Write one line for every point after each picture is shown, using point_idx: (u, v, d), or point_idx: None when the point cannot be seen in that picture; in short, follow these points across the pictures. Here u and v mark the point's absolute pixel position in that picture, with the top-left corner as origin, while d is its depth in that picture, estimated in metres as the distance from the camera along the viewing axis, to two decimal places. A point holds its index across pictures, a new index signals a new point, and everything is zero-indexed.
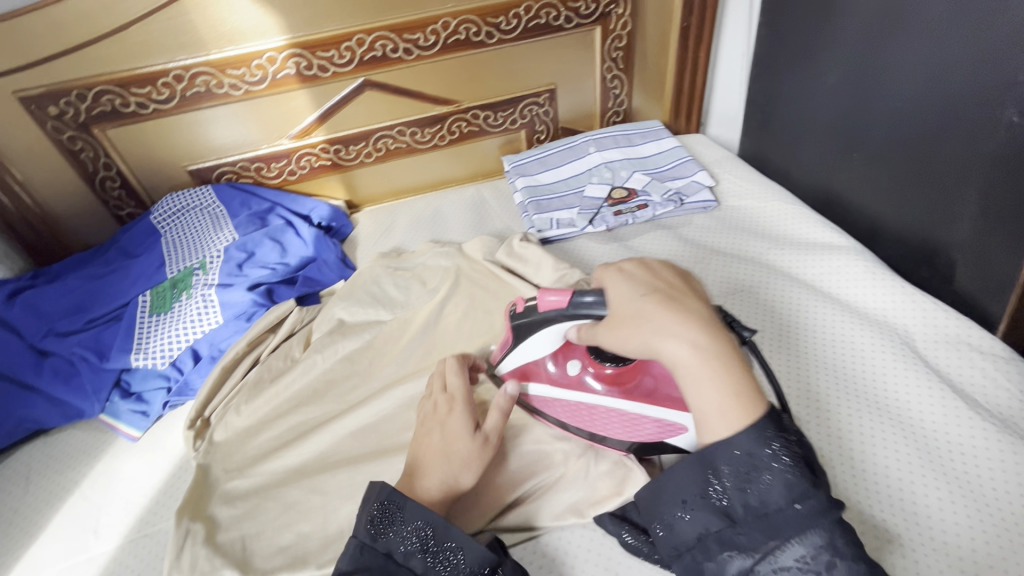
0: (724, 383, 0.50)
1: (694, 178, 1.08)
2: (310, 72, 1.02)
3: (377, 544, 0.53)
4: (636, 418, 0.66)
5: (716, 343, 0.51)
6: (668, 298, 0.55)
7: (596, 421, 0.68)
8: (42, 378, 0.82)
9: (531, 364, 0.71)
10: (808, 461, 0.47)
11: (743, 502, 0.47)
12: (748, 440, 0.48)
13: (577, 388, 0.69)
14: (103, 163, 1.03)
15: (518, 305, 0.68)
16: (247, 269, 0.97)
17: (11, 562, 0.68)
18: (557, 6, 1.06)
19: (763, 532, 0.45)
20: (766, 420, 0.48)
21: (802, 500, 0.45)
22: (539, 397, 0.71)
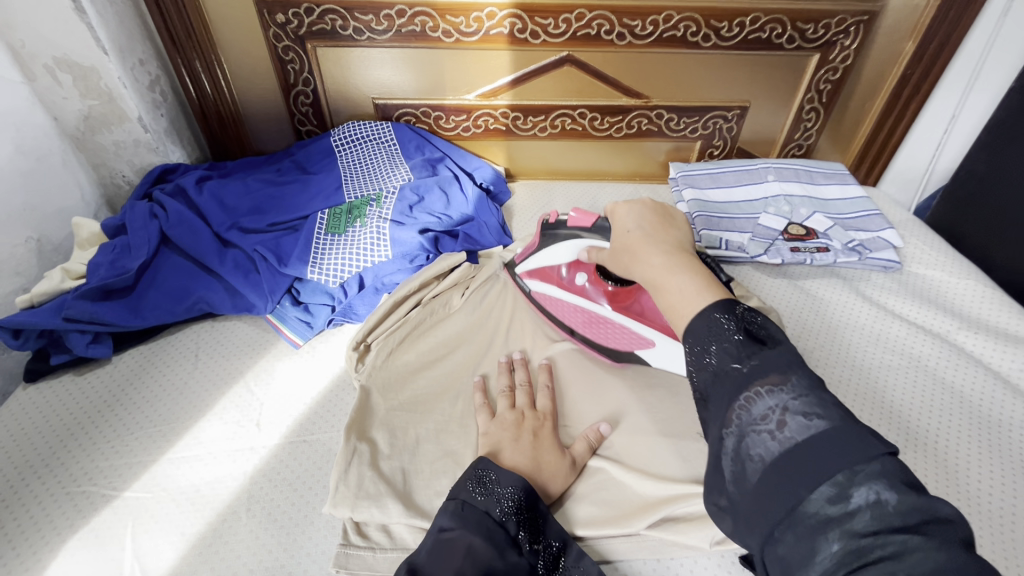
0: (695, 279, 0.50)
1: (881, 235, 1.02)
2: (522, 35, 1.01)
3: (477, 503, 0.52)
4: (619, 328, 0.78)
5: (692, 263, 0.53)
6: (645, 230, 0.58)
7: (582, 319, 0.81)
8: (224, 267, 0.85)
9: (547, 268, 0.83)
10: (754, 331, 0.44)
11: (704, 375, 0.44)
12: (700, 319, 0.46)
13: (579, 296, 0.81)
14: (303, 78, 1.08)
15: (551, 218, 0.81)
16: (416, 213, 0.98)
17: (178, 429, 0.70)
18: (785, 24, 1.01)
19: (725, 394, 0.42)
20: (711, 305, 0.47)
21: (749, 358, 0.42)
22: (544, 294, 0.84)
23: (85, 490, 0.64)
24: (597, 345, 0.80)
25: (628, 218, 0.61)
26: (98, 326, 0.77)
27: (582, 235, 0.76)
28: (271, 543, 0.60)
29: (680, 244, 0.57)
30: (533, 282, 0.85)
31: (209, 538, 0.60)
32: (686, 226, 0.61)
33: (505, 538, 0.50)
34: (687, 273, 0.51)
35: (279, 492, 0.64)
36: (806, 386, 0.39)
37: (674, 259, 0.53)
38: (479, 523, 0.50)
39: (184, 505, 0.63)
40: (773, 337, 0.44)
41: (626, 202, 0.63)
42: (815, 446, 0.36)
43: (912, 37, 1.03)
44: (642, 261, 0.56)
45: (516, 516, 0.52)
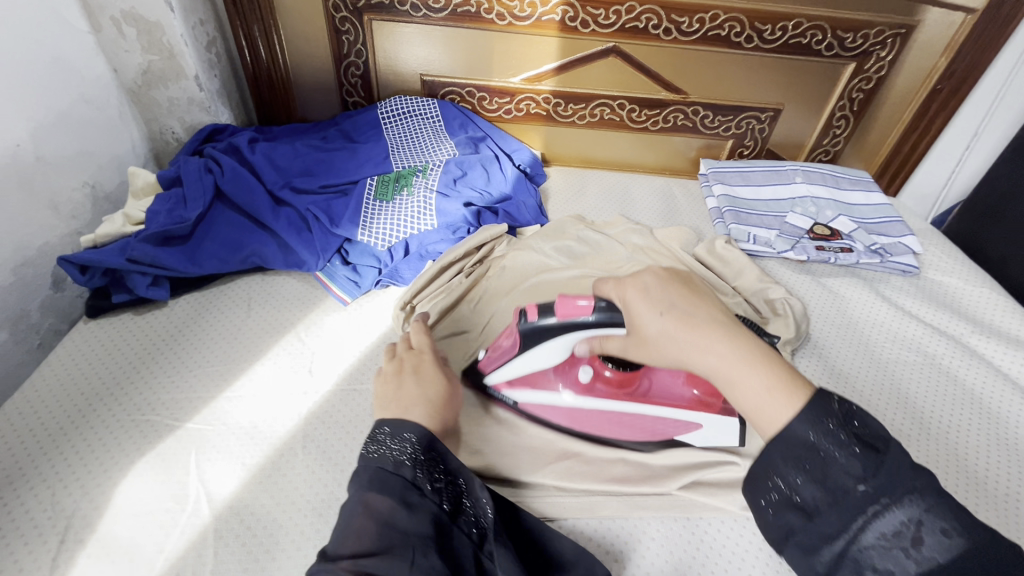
0: (766, 376, 0.49)
1: (902, 240, 1.06)
2: (572, 23, 1.05)
3: (369, 463, 0.51)
4: (642, 419, 0.68)
5: (750, 348, 0.50)
6: (678, 310, 0.53)
7: (599, 421, 0.69)
8: (278, 223, 0.89)
9: (535, 374, 0.69)
10: (861, 436, 0.46)
11: (810, 491, 0.46)
12: (798, 427, 0.47)
13: (588, 397, 0.69)
14: (356, 49, 1.11)
15: (528, 311, 0.62)
16: (460, 187, 1.01)
17: (235, 372, 0.74)
18: (826, 31, 1.05)
19: (843, 514, 0.45)
20: (805, 411, 0.47)
21: (873, 477, 0.44)
22: (546, 405, 0.70)
23: (149, 419, 0.67)
24: (623, 442, 0.69)
25: (649, 297, 0.54)
26: (158, 269, 0.81)
27: (581, 327, 0.59)
28: (327, 479, 0.63)
29: (723, 317, 0.53)
30: (522, 393, 0.70)
31: (269, 470, 0.63)
32: (706, 291, 0.57)
33: (406, 484, 0.49)
34: (760, 370, 0.49)
35: (333, 433, 0.68)
36: (932, 497, 0.43)
37: (735, 351, 0.50)
38: (373, 481, 0.49)
39: (243, 439, 0.66)
40: (880, 436, 0.46)
41: (639, 280, 0.56)
42: (955, 565, 0.41)
43: (945, 53, 1.07)
44: (697, 351, 0.51)
45: (412, 461, 0.51)
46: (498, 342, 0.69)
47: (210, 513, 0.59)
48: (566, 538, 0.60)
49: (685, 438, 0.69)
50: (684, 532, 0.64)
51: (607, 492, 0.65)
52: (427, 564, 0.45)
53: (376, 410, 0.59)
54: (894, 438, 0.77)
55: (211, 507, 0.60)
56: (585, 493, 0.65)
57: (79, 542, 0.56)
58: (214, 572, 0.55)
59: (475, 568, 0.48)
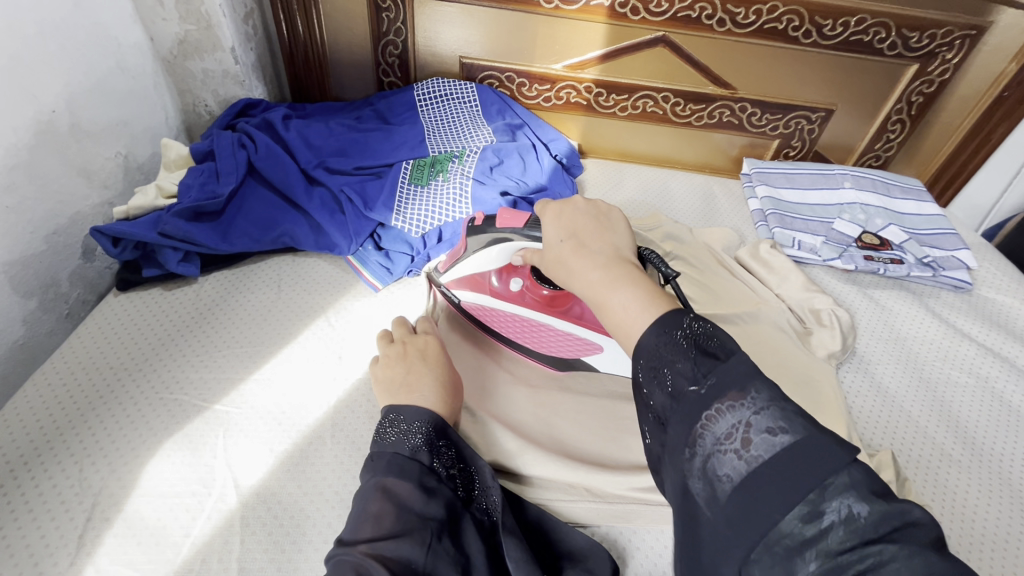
0: (636, 293, 0.47)
1: (956, 255, 1.01)
2: (622, 10, 1.00)
3: (383, 447, 0.51)
4: (561, 335, 0.72)
5: (627, 270, 0.49)
6: (577, 242, 0.53)
7: (522, 330, 0.73)
8: (312, 204, 0.87)
9: (478, 276, 0.74)
10: (704, 345, 0.41)
11: (662, 401, 0.41)
12: (653, 338, 0.43)
13: (514, 304, 0.73)
14: (396, 28, 1.08)
15: (478, 219, 0.70)
16: (496, 175, 0.98)
17: (265, 354, 0.72)
18: (890, 29, 0.99)
19: (687, 419, 0.39)
20: (664, 318, 0.43)
21: (708, 379, 0.39)
22: (478, 307, 0.75)
23: (178, 398, 0.66)
24: (539, 353, 0.74)
25: (560, 224, 0.55)
26: (190, 245, 0.79)
27: (512, 235, 0.66)
28: (355, 469, 0.62)
29: (615, 249, 0.52)
30: (462, 293, 0.75)
31: (297, 458, 0.62)
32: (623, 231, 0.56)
33: (421, 471, 0.50)
34: (628, 286, 0.47)
35: (362, 423, 0.66)
36: (767, 398, 0.38)
37: (612, 271, 0.49)
38: (389, 464, 0.49)
39: (272, 424, 0.65)
40: (725, 346, 0.41)
41: (556, 208, 0.57)
42: (781, 464, 0.35)
43: (1015, 59, 1.01)
44: (578, 271, 0.50)
45: (427, 448, 0.51)
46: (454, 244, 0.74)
47: (236, 499, 0.58)
48: (578, 532, 0.59)
49: (592, 360, 0.73)
50: None
51: (643, 502, 0.62)
52: (442, 549, 0.46)
53: (382, 395, 0.59)
54: (943, 464, 0.73)
55: (238, 493, 0.58)
56: (619, 502, 0.62)
57: (106, 520, 0.55)
58: (240, 559, 0.54)
59: (487, 557, 0.49)
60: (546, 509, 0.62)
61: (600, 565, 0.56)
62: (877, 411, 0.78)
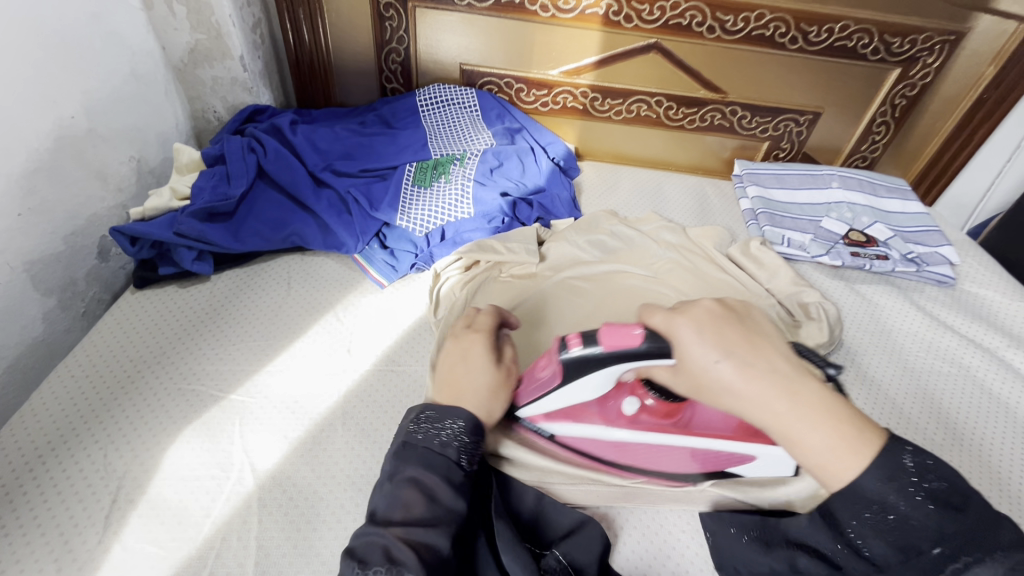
0: (832, 433, 0.48)
1: (939, 251, 1.05)
2: (616, 18, 1.04)
3: (415, 443, 0.54)
4: (696, 454, 0.62)
5: (814, 398, 0.49)
6: (744, 360, 0.49)
7: (647, 454, 0.62)
8: (319, 204, 0.90)
9: (576, 407, 0.61)
10: (938, 494, 0.47)
11: (883, 547, 0.48)
12: (872, 482, 0.47)
13: (634, 431, 0.61)
14: (398, 36, 1.12)
15: (569, 340, 0.54)
16: (496, 176, 1.02)
17: (277, 348, 0.75)
18: (873, 35, 1.03)
19: (919, 572, 0.47)
20: (872, 466, 0.47)
21: (949, 542, 0.46)
22: (581, 438, 0.63)
23: (195, 388, 0.69)
24: (666, 472, 0.64)
25: (712, 333, 0.50)
26: (203, 244, 0.82)
27: (620, 359, 0.53)
28: (365, 453, 0.65)
29: (787, 363, 0.50)
30: (559, 425, 0.63)
31: (310, 443, 0.65)
32: (757, 322, 0.53)
33: (453, 466, 0.53)
34: (824, 428, 0.48)
35: (371, 411, 0.69)
36: (1015, 558, 0.44)
37: (802, 402, 0.48)
38: (421, 459, 0.53)
39: (285, 412, 0.68)
40: (961, 492, 0.47)
41: (695, 311, 0.52)
42: None
43: (993, 63, 1.06)
44: (757, 399, 0.48)
45: (458, 446, 0.54)
46: (535, 370, 0.59)
47: (253, 482, 0.61)
48: (569, 509, 0.62)
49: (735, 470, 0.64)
50: None
51: (639, 483, 0.65)
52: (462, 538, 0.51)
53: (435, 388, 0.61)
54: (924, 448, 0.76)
55: (255, 476, 0.61)
56: (616, 483, 0.66)
57: (130, 502, 0.58)
58: (259, 538, 0.57)
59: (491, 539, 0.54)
60: (545, 491, 0.64)
61: (591, 541, 0.58)
62: (861, 398, 0.82)
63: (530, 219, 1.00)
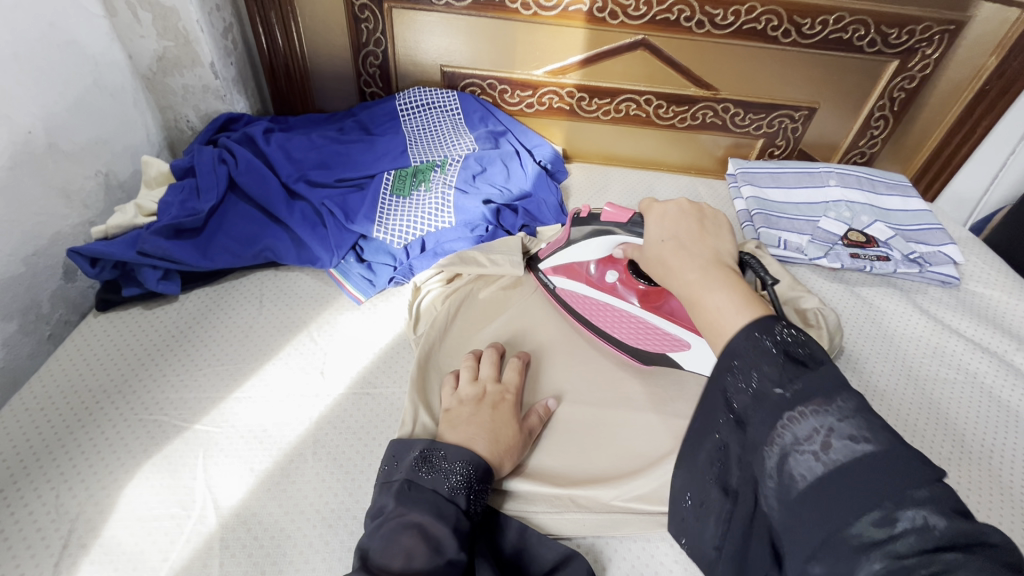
0: (731, 296, 0.48)
1: (943, 250, 1.00)
2: (600, 14, 1.00)
3: (422, 483, 0.53)
4: (650, 328, 0.73)
5: (726, 274, 0.51)
6: (680, 241, 0.55)
7: (610, 319, 0.76)
8: (292, 218, 0.86)
9: (575, 264, 0.77)
10: (794, 352, 0.43)
11: (744, 398, 0.44)
12: (742, 339, 0.45)
13: (606, 294, 0.76)
14: (376, 38, 1.08)
15: (581, 211, 0.73)
16: (479, 183, 0.98)
17: (245, 372, 0.72)
18: (869, 26, 0.99)
19: (766, 419, 0.42)
20: (751, 323, 0.46)
21: (792, 382, 0.42)
22: (569, 291, 0.79)
23: (157, 419, 0.65)
24: (622, 343, 0.76)
25: (663, 227, 0.58)
26: (168, 263, 0.78)
27: (616, 230, 0.69)
28: (336, 486, 0.61)
29: (716, 253, 0.54)
30: (560, 278, 0.80)
31: (277, 476, 0.61)
32: (724, 233, 0.58)
33: (458, 512, 0.52)
34: (726, 289, 0.49)
35: (345, 439, 0.65)
36: (852, 408, 0.39)
37: (710, 272, 0.51)
38: (428, 502, 0.52)
39: (252, 442, 0.64)
40: (813, 354, 0.43)
41: (663, 208, 0.59)
42: (857, 467, 0.36)
43: (995, 52, 1.01)
44: (677, 270, 0.53)
45: (465, 490, 0.53)
46: (557, 233, 0.80)
47: (215, 521, 0.57)
48: (553, 542, 0.58)
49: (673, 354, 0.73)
50: None
51: (631, 512, 0.61)
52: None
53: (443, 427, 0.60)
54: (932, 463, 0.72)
55: (217, 514, 0.58)
56: (605, 511, 0.62)
57: (82, 547, 0.54)
58: None
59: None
60: (528, 522, 0.60)
61: (577, 575, 0.55)
62: None
63: (515, 227, 0.95)
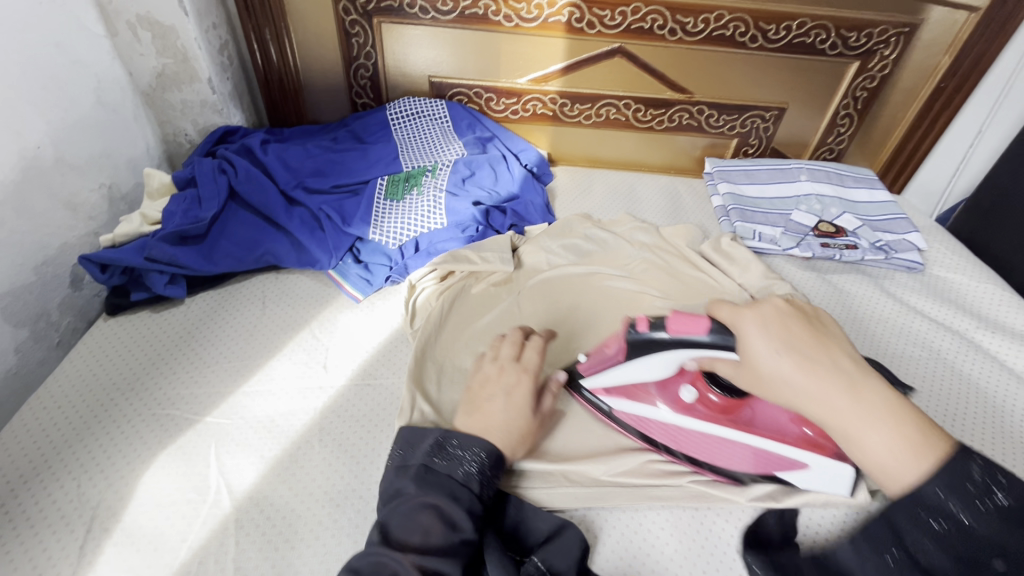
0: (895, 435, 0.49)
1: (907, 237, 1.07)
2: (579, 24, 1.06)
3: (438, 468, 0.56)
4: (749, 449, 0.65)
5: (875, 400, 0.50)
6: (802, 352, 0.52)
7: (699, 446, 0.67)
8: (291, 222, 0.90)
9: (636, 386, 0.70)
10: (996, 503, 0.45)
11: (938, 555, 0.45)
12: (933, 487, 0.46)
13: (688, 418, 0.67)
14: (366, 52, 1.13)
15: (638, 322, 0.65)
16: (468, 186, 1.03)
17: (252, 369, 0.75)
18: (830, 30, 1.06)
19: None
20: (935, 473, 0.47)
21: (995, 540, 0.44)
22: (637, 417, 0.70)
23: (169, 413, 0.69)
24: (705, 464, 0.66)
25: (772, 330, 0.54)
26: (174, 268, 0.82)
27: (690, 341, 0.61)
28: (342, 469, 0.65)
29: (848, 363, 0.52)
30: (619, 402, 0.70)
31: (286, 462, 0.65)
32: (835, 331, 0.56)
33: (471, 497, 0.55)
34: (886, 429, 0.49)
35: (348, 426, 0.69)
36: None
37: (860, 402, 0.50)
38: (443, 486, 0.55)
39: (261, 432, 0.68)
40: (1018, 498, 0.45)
41: (759, 308, 0.56)
42: None
43: (948, 52, 1.08)
44: (816, 399, 0.51)
45: (477, 476, 0.56)
46: (600, 347, 0.70)
47: (229, 504, 0.61)
48: (546, 515, 0.62)
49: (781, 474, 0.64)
50: (691, 521, 0.65)
51: (619, 483, 0.66)
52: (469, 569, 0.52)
53: (462, 411, 0.62)
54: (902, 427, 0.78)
55: (231, 497, 0.61)
56: (595, 483, 0.66)
57: (104, 531, 0.58)
58: (235, 560, 0.57)
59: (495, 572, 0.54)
60: (523, 496, 0.65)
61: (569, 546, 0.59)
62: None
63: (503, 226, 1.00)
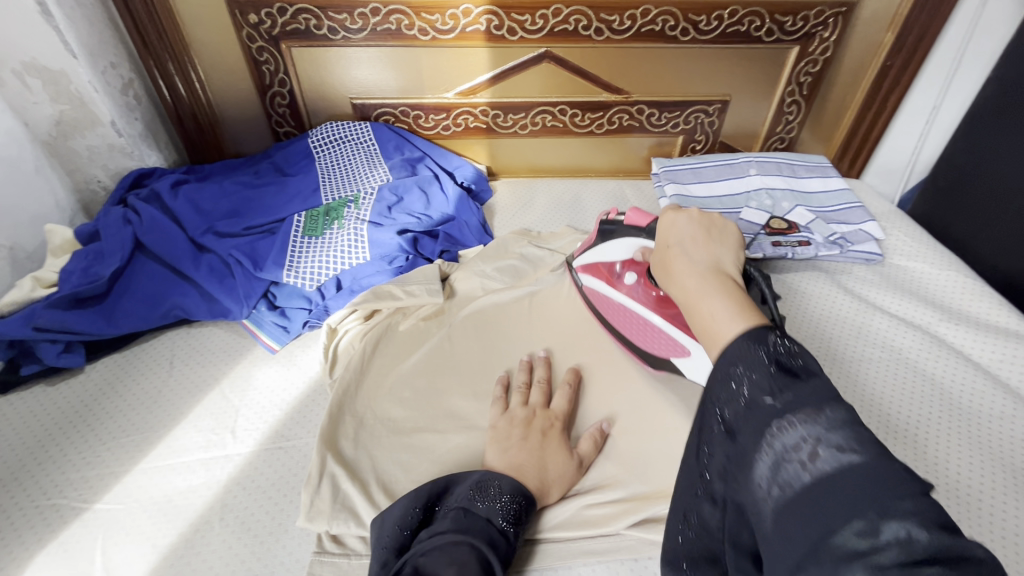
0: (730, 304, 0.48)
1: (862, 227, 1.02)
2: (499, 32, 1.00)
3: (477, 510, 0.53)
4: (659, 334, 0.69)
5: (723, 283, 0.51)
6: (683, 246, 0.57)
7: (627, 322, 0.74)
8: (198, 272, 0.84)
9: (601, 264, 0.78)
10: (787, 363, 0.43)
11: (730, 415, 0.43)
12: (738, 348, 0.44)
13: (626, 297, 0.73)
14: (279, 78, 1.07)
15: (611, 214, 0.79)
16: (395, 213, 0.97)
17: (155, 442, 0.69)
18: (763, 16, 1.00)
19: (753, 433, 0.41)
20: (745, 334, 0.45)
21: (782, 392, 0.41)
22: (595, 292, 0.79)
23: (55, 503, 0.63)
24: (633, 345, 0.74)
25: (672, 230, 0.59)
26: (69, 335, 0.76)
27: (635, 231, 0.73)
28: (245, 554, 0.58)
29: (717, 258, 0.55)
30: (587, 276, 0.80)
31: (182, 549, 0.59)
32: (734, 242, 0.58)
33: (505, 544, 0.51)
34: (722, 295, 0.49)
35: (254, 501, 0.63)
36: (843, 420, 0.38)
37: (708, 281, 0.51)
38: (480, 529, 0.51)
39: (157, 517, 0.62)
40: (808, 366, 0.42)
41: (675, 214, 0.61)
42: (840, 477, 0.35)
43: (891, 28, 1.03)
44: (678, 276, 0.54)
45: (512, 522, 0.53)
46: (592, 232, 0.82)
47: None
48: None
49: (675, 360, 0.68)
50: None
51: (550, 539, 0.60)
52: None
53: (492, 452, 0.61)
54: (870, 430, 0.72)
55: None
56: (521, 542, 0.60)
57: None
58: None
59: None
60: None
61: None
62: None
63: (434, 253, 0.94)
